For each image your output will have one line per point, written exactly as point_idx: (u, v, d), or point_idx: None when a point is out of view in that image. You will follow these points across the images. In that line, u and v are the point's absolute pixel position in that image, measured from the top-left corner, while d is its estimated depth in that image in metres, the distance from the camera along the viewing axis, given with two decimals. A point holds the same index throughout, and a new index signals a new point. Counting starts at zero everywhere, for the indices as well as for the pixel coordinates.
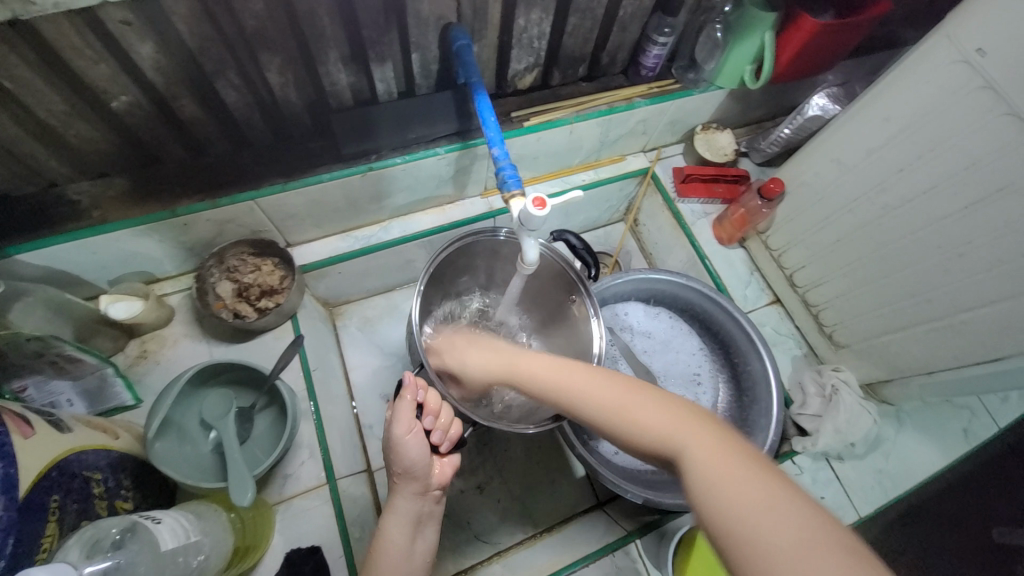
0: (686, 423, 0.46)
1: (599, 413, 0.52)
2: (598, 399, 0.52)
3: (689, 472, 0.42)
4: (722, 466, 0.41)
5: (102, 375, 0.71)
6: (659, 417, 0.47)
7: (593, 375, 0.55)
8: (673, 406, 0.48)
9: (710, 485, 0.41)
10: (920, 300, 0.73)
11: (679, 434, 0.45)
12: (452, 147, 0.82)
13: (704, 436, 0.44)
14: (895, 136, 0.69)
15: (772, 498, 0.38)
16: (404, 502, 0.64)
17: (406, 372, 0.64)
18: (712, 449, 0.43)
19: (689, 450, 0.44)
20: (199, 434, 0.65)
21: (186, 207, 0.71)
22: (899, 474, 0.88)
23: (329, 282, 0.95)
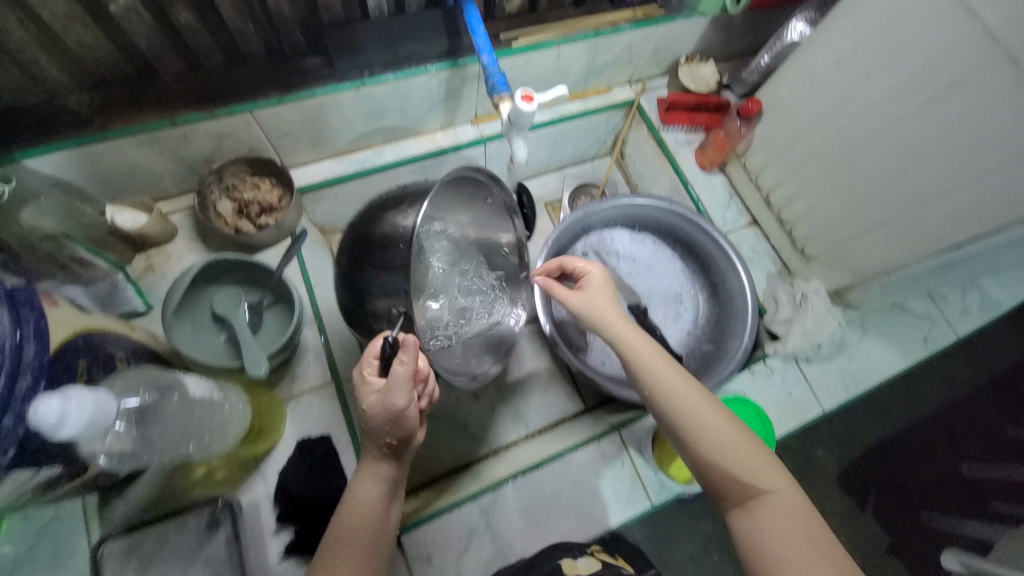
0: (761, 456, 0.61)
1: (697, 426, 0.62)
2: (698, 409, 0.63)
3: (769, 510, 0.58)
4: (795, 530, 0.57)
5: (113, 281, 0.75)
6: (743, 441, 0.62)
7: (691, 385, 0.66)
8: (750, 435, 0.63)
9: (782, 543, 0.56)
10: (882, 202, 0.78)
11: (755, 469, 0.60)
12: (443, 65, 0.85)
13: (780, 486, 0.60)
14: (862, 43, 0.73)
15: (832, 558, 0.55)
16: (385, 465, 0.60)
17: (412, 337, 0.51)
18: (789, 503, 0.59)
19: (772, 491, 0.60)
20: (211, 328, 0.69)
21: (185, 117, 0.74)
22: (862, 374, 0.95)
23: (326, 206, 0.98)
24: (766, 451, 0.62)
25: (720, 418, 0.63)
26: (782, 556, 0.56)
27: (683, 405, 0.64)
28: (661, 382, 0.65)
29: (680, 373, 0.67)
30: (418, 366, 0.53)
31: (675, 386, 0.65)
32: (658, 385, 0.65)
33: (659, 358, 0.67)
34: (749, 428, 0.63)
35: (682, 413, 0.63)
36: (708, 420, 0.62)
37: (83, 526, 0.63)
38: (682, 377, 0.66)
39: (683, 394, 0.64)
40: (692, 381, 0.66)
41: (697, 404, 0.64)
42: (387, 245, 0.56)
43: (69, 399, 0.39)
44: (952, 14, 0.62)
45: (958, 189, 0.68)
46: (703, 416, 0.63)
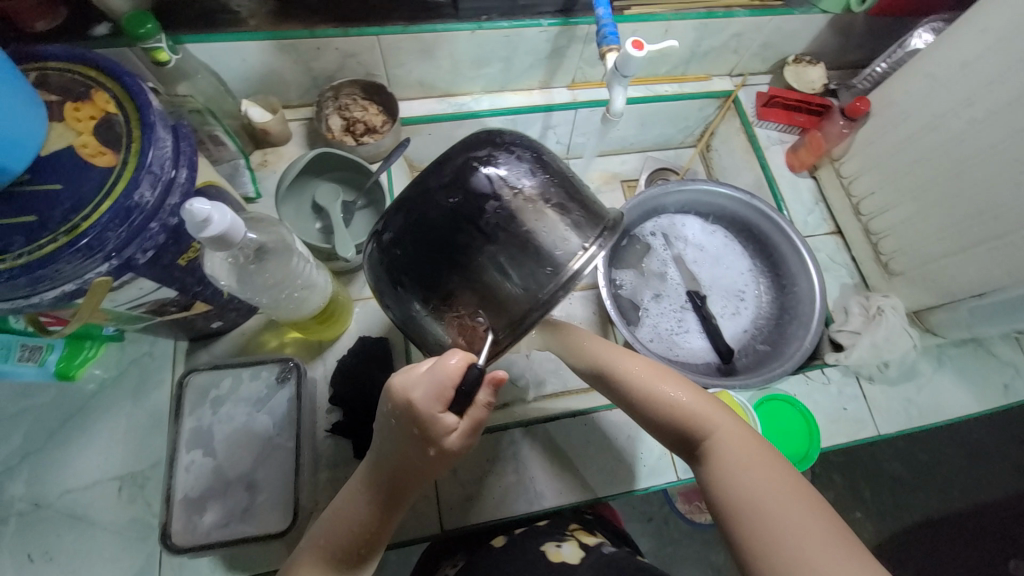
0: (708, 406, 0.59)
1: (638, 391, 0.62)
2: (644, 386, 0.62)
3: (721, 455, 0.56)
4: (760, 467, 0.54)
5: (235, 164, 0.86)
6: (686, 397, 0.59)
7: (631, 352, 0.65)
8: (695, 388, 0.61)
9: (740, 488, 0.53)
10: (988, 217, 0.74)
11: (705, 417, 0.58)
12: (554, 21, 0.89)
13: (727, 428, 0.57)
14: (996, 45, 0.69)
15: (795, 491, 0.51)
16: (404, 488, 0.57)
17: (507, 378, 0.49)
18: (738, 443, 0.56)
19: (720, 436, 0.57)
20: (309, 215, 0.77)
21: (322, 31, 0.82)
22: (927, 405, 0.90)
23: (419, 142, 1.05)
24: (710, 399, 0.60)
25: (664, 375, 0.62)
26: (748, 496, 0.52)
27: (628, 371, 0.63)
28: (602, 355, 0.65)
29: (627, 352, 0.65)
30: (488, 404, 0.51)
31: (620, 360, 0.64)
32: (601, 359, 0.65)
33: (609, 346, 0.66)
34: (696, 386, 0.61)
35: (634, 385, 0.62)
36: (651, 387, 0.61)
37: (173, 362, 0.76)
38: (630, 352, 0.65)
39: (630, 368, 0.63)
40: (631, 354, 0.65)
41: (636, 365, 0.63)
42: (530, 249, 0.51)
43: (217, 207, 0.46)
44: None
45: None
46: (646, 387, 0.61)
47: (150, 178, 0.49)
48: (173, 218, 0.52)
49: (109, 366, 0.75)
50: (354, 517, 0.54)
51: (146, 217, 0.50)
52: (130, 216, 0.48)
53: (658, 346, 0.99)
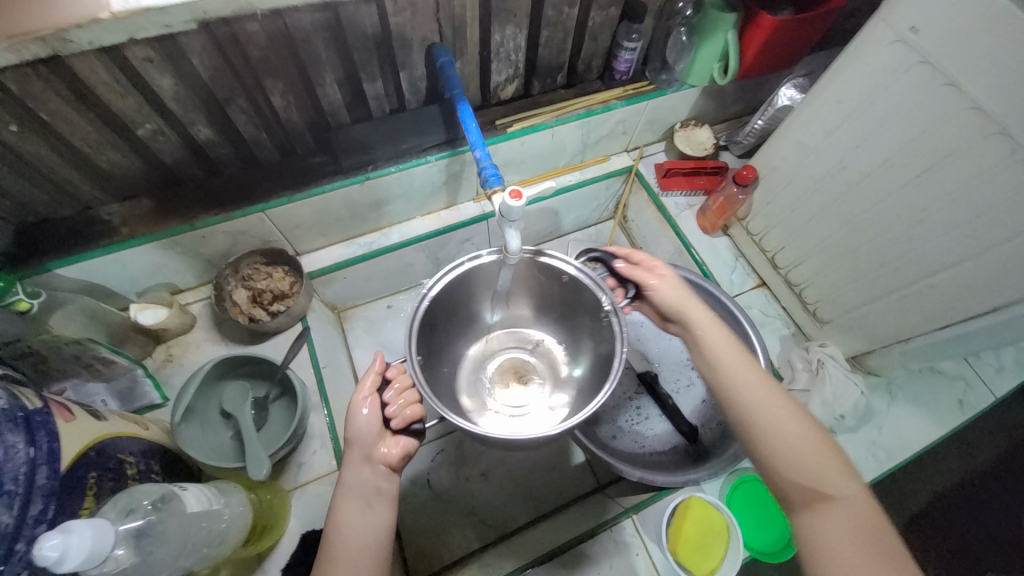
0: (832, 462, 0.54)
1: (756, 415, 0.58)
2: (737, 374, 0.62)
3: (832, 513, 0.51)
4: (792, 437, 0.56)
5: (133, 376, 0.79)
6: (807, 444, 0.55)
7: (760, 379, 0.61)
8: (820, 438, 0.56)
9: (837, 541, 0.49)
10: (891, 268, 0.75)
11: (825, 469, 0.53)
12: (442, 155, 0.90)
13: (846, 484, 0.52)
14: (849, 115, 0.73)
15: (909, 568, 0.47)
16: (354, 475, 0.62)
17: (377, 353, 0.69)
18: (859, 509, 0.51)
19: (832, 493, 0.52)
20: (220, 424, 0.71)
21: (203, 220, 0.80)
22: (893, 443, 0.89)
23: (336, 287, 1.02)
24: (842, 460, 0.54)
25: (788, 410, 0.58)
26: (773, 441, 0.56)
27: (749, 394, 0.59)
28: (728, 369, 0.62)
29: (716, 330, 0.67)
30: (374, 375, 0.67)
31: (720, 352, 0.65)
32: (725, 374, 0.62)
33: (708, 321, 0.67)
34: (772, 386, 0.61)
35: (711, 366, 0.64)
36: (744, 394, 0.60)
37: None
38: (749, 368, 0.62)
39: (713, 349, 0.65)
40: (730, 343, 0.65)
41: (766, 396, 0.59)
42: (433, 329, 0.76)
43: (69, 534, 0.41)
44: (935, 89, 0.62)
45: (970, 258, 0.65)
46: (737, 382, 0.61)
47: (5, 498, 0.44)
48: (39, 527, 0.46)
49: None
50: (327, 554, 0.57)
51: (7, 543, 0.43)
52: None
53: (623, 441, 0.95)
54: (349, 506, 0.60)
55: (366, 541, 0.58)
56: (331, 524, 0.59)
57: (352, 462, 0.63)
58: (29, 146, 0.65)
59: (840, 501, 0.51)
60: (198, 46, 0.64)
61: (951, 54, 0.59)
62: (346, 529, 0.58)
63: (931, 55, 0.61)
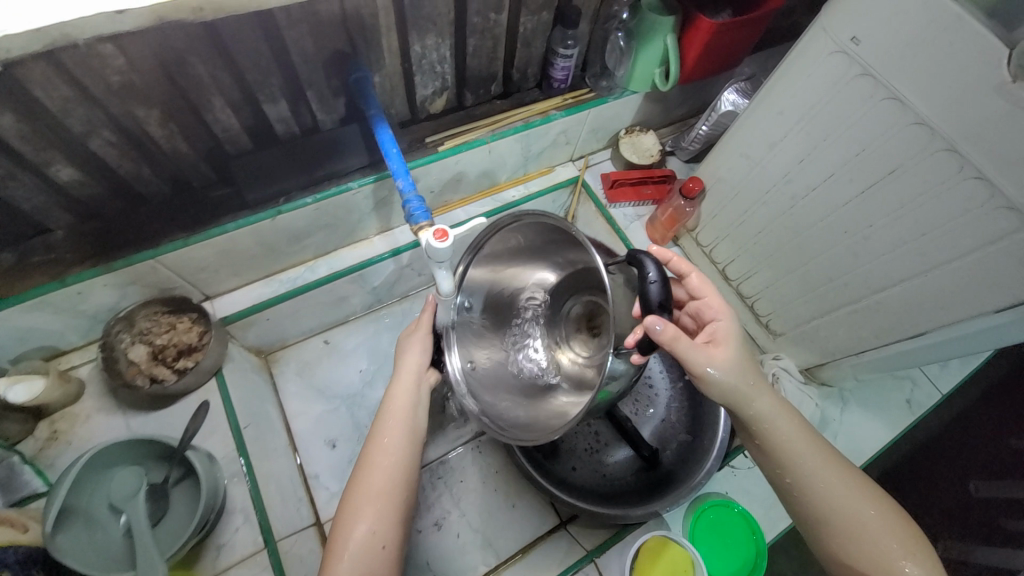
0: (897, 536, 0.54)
1: (825, 494, 0.56)
2: (826, 483, 0.57)
3: None
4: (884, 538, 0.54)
5: (10, 463, 0.68)
6: (878, 521, 0.55)
7: (820, 450, 0.58)
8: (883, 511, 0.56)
9: None
10: (839, 284, 0.74)
11: (895, 548, 0.53)
12: (366, 180, 0.81)
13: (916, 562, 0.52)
14: (793, 128, 0.70)
15: None
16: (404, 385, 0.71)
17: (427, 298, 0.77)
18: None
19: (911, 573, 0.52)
20: (111, 519, 0.60)
21: (77, 275, 0.67)
22: (849, 452, 0.89)
23: (258, 330, 0.91)
24: (906, 532, 0.55)
25: (855, 486, 0.57)
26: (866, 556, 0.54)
27: (816, 472, 0.57)
28: (792, 442, 0.58)
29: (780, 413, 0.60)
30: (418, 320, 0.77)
31: (804, 454, 0.58)
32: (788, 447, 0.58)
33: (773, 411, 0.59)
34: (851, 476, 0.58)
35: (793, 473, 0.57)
36: (840, 502, 0.56)
37: None
38: (809, 438, 0.59)
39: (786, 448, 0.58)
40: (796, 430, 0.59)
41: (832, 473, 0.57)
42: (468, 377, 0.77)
43: None
44: (877, 104, 0.59)
45: (915, 276, 0.64)
46: (830, 489, 0.57)
47: None
48: None
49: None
50: (354, 498, 0.61)
51: None
52: None
53: (583, 472, 0.90)
54: (385, 430, 0.66)
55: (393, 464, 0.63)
56: (370, 445, 0.65)
57: (397, 391, 0.70)
58: None
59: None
60: (39, 76, 0.52)
61: (894, 68, 0.56)
62: (379, 448, 0.64)
63: (873, 68, 0.58)
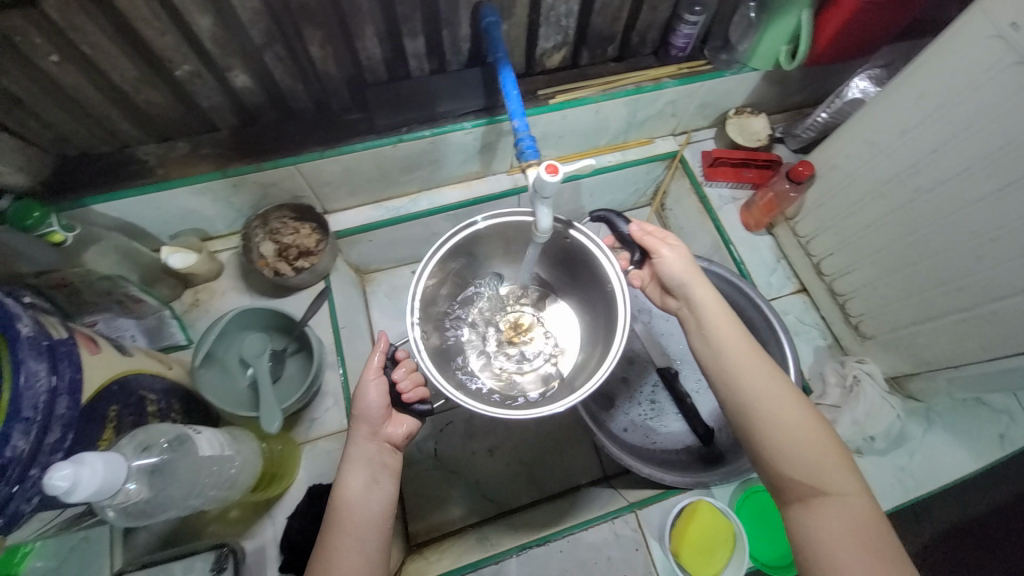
0: (825, 460, 0.57)
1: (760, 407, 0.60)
2: (791, 438, 0.58)
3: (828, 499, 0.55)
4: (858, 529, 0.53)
5: (161, 316, 0.81)
6: (803, 439, 0.58)
7: (757, 370, 0.62)
8: (817, 434, 0.58)
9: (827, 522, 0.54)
10: (949, 289, 0.70)
11: (819, 469, 0.56)
12: (479, 122, 0.87)
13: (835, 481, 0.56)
14: (931, 115, 0.66)
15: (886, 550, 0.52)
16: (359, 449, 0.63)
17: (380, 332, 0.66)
18: (851, 498, 0.55)
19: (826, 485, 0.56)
20: (238, 371, 0.72)
21: (235, 168, 0.79)
22: (923, 473, 0.84)
23: (361, 249, 1.02)
24: (831, 450, 0.58)
25: (790, 412, 0.59)
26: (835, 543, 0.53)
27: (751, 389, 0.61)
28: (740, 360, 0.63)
29: (756, 363, 0.62)
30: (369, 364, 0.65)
31: (772, 408, 0.60)
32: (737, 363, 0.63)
33: (747, 358, 0.63)
34: (824, 441, 0.58)
35: (767, 430, 0.59)
36: (804, 463, 0.57)
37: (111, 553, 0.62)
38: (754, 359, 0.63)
39: (767, 408, 0.60)
40: (776, 384, 0.61)
41: (767, 393, 0.61)
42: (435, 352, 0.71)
43: (81, 465, 0.42)
44: None
45: None
46: (793, 448, 0.58)
47: (23, 425, 0.45)
48: (56, 455, 0.48)
49: (50, 554, 0.57)
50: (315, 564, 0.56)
51: (21, 469, 0.44)
52: (3, 473, 0.43)
53: (634, 435, 0.93)
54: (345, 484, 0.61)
55: (366, 504, 0.60)
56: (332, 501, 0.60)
57: (356, 436, 0.64)
58: (67, 77, 0.65)
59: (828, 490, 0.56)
60: None
61: None
62: (340, 505, 0.59)
63: None
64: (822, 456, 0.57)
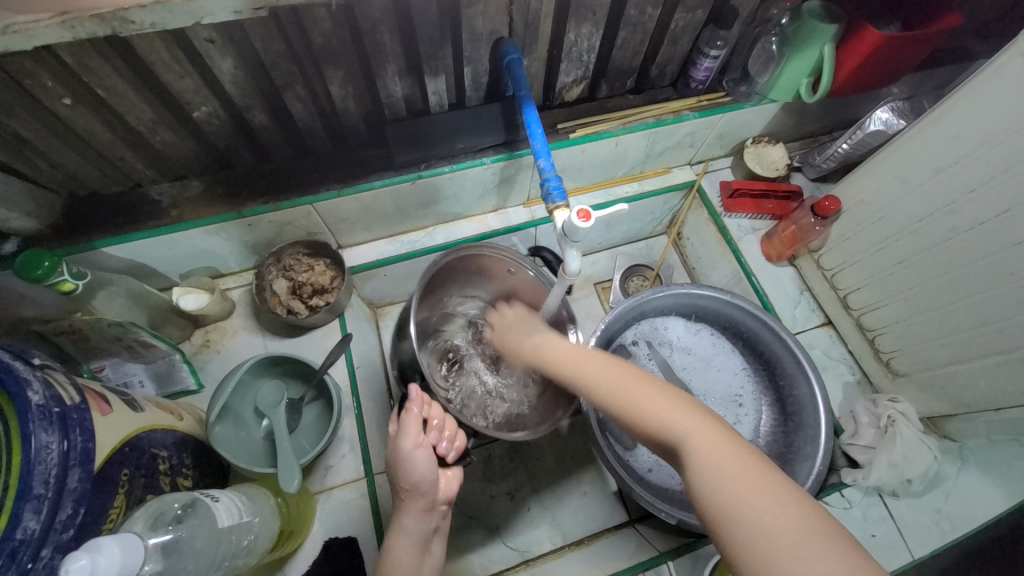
0: (680, 412, 0.50)
1: (600, 396, 0.56)
2: (626, 401, 0.53)
3: (692, 451, 0.47)
4: (717, 456, 0.46)
5: (171, 360, 0.79)
6: (653, 399, 0.52)
7: (582, 358, 0.59)
8: (670, 392, 0.52)
9: (706, 474, 0.45)
10: (990, 330, 0.68)
11: (676, 421, 0.49)
12: (499, 157, 0.85)
13: (696, 428, 0.48)
14: (967, 155, 0.65)
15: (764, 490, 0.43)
16: (412, 521, 0.62)
17: (411, 386, 0.66)
18: (710, 440, 0.47)
19: (688, 437, 0.48)
20: (253, 422, 0.70)
21: (251, 208, 0.77)
22: (962, 517, 0.81)
23: (375, 284, 0.99)
24: (678, 397, 0.52)
25: (636, 380, 0.54)
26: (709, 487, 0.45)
27: (588, 381, 0.57)
28: (568, 363, 0.60)
29: (575, 352, 0.61)
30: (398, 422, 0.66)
31: (600, 384, 0.56)
32: (568, 367, 0.60)
33: (567, 353, 0.61)
34: (665, 390, 0.52)
35: (611, 404, 0.54)
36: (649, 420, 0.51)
37: None
38: (580, 354, 0.60)
39: (601, 386, 0.56)
40: (603, 364, 0.58)
41: (601, 374, 0.56)
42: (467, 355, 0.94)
43: (96, 552, 0.38)
44: None
45: None
46: (638, 410, 0.52)
47: (34, 503, 0.42)
48: (67, 533, 0.44)
49: None
50: None
51: (33, 550, 0.41)
52: (14, 558, 0.40)
53: (658, 475, 0.90)
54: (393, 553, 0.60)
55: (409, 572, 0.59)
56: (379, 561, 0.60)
57: (409, 507, 0.62)
58: (83, 120, 0.63)
59: (690, 443, 0.47)
60: (260, 30, 0.60)
61: None
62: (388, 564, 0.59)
63: None
64: (671, 406, 0.51)
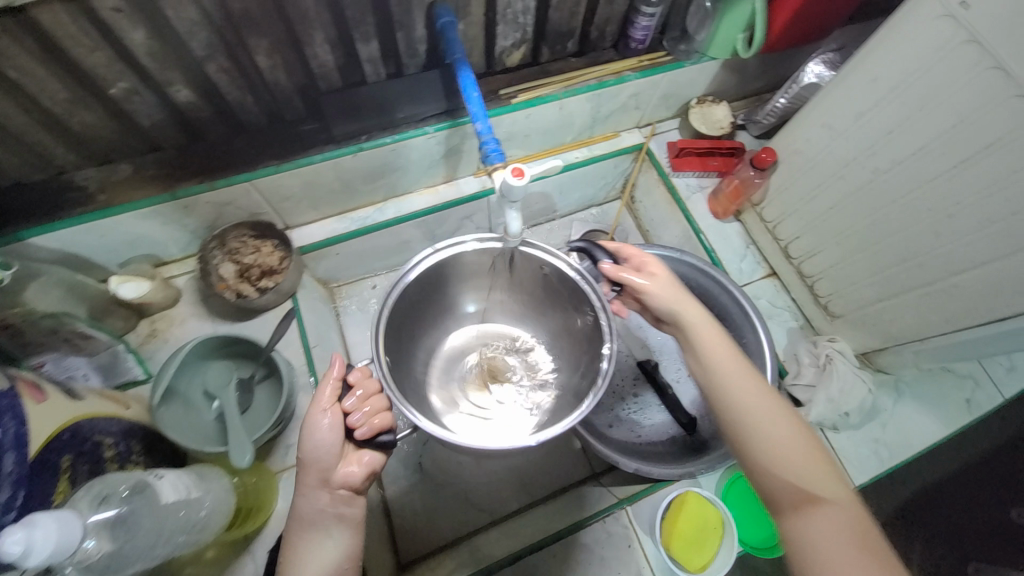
0: (816, 464, 0.53)
1: (734, 413, 0.56)
2: (766, 429, 0.55)
3: (824, 514, 0.50)
4: (838, 539, 0.48)
5: (114, 351, 0.75)
6: (793, 444, 0.54)
7: (753, 380, 0.58)
8: (807, 441, 0.55)
9: (829, 540, 0.48)
10: (911, 266, 0.72)
11: (813, 476, 0.52)
12: (441, 126, 0.84)
13: (830, 491, 0.51)
14: (884, 97, 0.68)
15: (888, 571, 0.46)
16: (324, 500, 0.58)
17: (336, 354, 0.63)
18: (844, 512, 0.50)
19: (818, 492, 0.51)
20: (203, 404, 0.69)
21: (186, 189, 0.75)
22: (896, 443, 0.87)
23: (327, 263, 0.98)
24: (823, 452, 0.54)
25: (782, 415, 0.56)
26: (818, 552, 0.48)
27: (735, 398, 0.57)
28: (721, 373, 0.59)
29: (757, 384, 0.58)
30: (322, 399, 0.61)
31: (750, 408, 0.56)
32: (719, 377, 0.59)
33: (744, 377, 0.58)
34: (807, 441, 0.55)
35: (740, 431, 0.56)
36: (775, 453, 0.54)
37: None
38: (757, 384, 0.58)
39: (739, 401, 0.57)
40: (765, 394, 0.57)
41: (751, 396, 0.57)
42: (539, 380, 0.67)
43: (32, 527, 0.38)
44: (981, 73, 0.57)
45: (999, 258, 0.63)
46: (774, 444, 0.54)
47: None
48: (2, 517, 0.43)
49: None
50: None
51: None
52: None
53: (619, 430, 0.93)
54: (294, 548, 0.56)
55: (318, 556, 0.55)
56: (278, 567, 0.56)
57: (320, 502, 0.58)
58: None
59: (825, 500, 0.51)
60: None
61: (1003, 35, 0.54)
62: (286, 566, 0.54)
63: (981, 36, 0.56)
64: (806, 453, 0.54)
